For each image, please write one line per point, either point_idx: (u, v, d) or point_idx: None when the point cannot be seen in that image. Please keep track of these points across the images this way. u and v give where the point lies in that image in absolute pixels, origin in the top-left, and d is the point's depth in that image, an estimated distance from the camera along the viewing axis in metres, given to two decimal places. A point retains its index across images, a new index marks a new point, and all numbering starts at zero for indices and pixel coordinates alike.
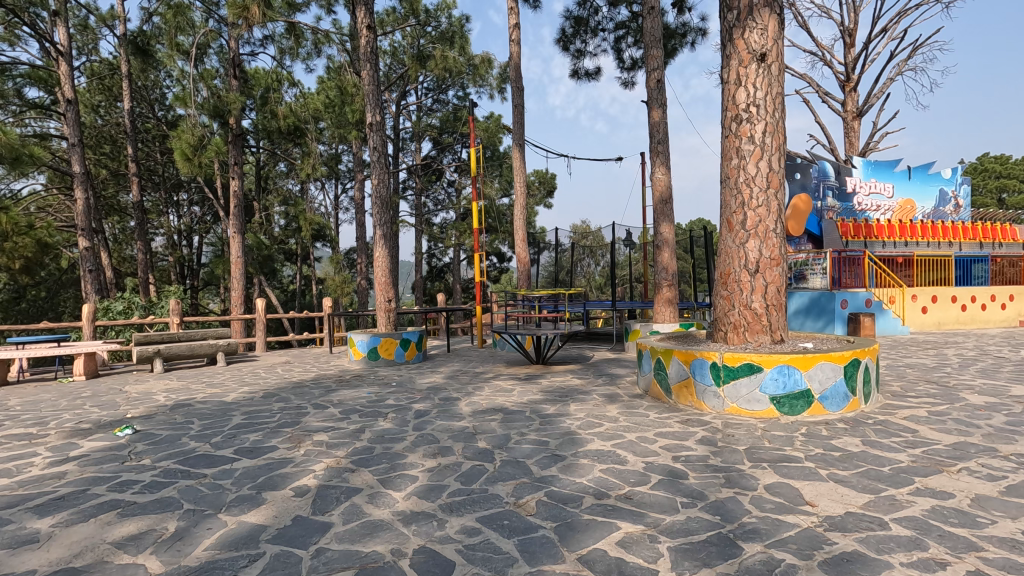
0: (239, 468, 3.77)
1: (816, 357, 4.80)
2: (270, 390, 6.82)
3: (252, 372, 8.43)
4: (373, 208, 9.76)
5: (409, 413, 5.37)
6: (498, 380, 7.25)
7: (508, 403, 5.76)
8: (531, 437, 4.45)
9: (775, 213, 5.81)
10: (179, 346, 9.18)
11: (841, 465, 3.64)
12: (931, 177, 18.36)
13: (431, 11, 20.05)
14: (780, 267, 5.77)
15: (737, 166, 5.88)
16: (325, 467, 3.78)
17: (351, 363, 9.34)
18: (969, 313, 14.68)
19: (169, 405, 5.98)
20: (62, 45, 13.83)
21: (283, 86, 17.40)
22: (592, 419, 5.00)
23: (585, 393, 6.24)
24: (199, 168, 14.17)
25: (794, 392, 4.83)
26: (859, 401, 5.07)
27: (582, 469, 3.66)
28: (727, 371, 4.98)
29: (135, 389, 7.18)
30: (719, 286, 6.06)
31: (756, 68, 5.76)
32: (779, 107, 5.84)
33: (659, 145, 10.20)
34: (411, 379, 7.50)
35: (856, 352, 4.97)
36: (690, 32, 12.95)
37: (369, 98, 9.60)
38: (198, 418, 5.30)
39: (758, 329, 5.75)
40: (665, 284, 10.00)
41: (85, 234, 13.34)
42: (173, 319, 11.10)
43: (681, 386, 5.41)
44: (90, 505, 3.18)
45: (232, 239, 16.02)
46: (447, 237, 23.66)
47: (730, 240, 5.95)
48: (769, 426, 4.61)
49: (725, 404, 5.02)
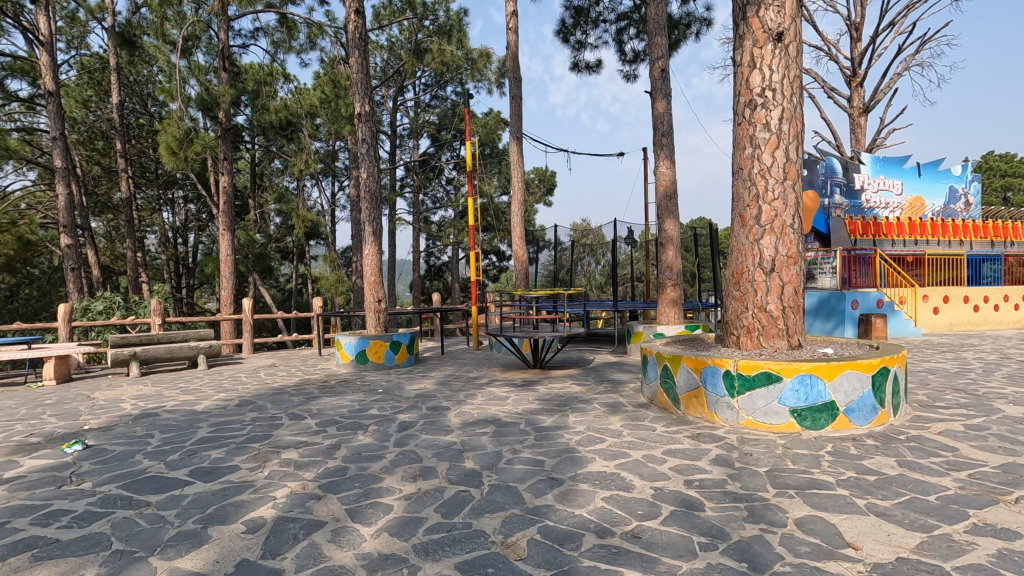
0: (189, 495, 3.30)
1: (841, 365, 4.32)
2: (246, 397, 6.34)
3: (232, 377, 7.96)
4: (363, 204, 9.28)
5: (391, 425, 4.89)
6: (493, 387, 6.76)
7: (502, 413, 5.29)
8: (525, 455, 3.96)
9: (792, 207, 5.33)
10: (156, 349, 8.69)
11: (880, 493, 3.16)
12: (941, 174, 17.92)
13: (429, 4, 19.59)
14: (798, 266, 5.30)
15: (751, 156, 5.40)
16: (288, 493, 3.32)
17: (339, 366, 8.84)
18: (982, 314, 14.19)
19: (133, 415, 5.50)
20: (45, 36, 13.37)
21: (275, 80, 16.95)
22: (593, 434, 4.51)
23: (585, 402, 5.75)
24: (185, 162, 13.63)
25: (817, 404, 4.35)
26: (888, 413, 4.59)
27: (581, 497, 3.18)
28: (743, 381, 4.51)
29: (103, 395, 6.71)
30: (731, 286, 5.58)
31: (772, 48, 5.28)
32: (798, 91, 5.37)
33: (663, 137, 9.70)
34: (399, 385, 7.03)
35: (884, 360, 4.50)
36: (695, 22, 12.49)
37: (358, 87, 9.09)
38: (160, 431, 4.82)
39: (774, 333, 5.28)
40: (670, 284, 9.50)
41: (67, 232, 12.83)
42: (155, 320, 10.61)
43: (690, 397, 4.94)
44: (3, 545, 2.70)
45: (222, 236, 15.51)
46: (445, 235, 23.15)
47: (743, 236, 5.47)
48: (790, 442, 4.14)
49: (740, 417, 4.55)
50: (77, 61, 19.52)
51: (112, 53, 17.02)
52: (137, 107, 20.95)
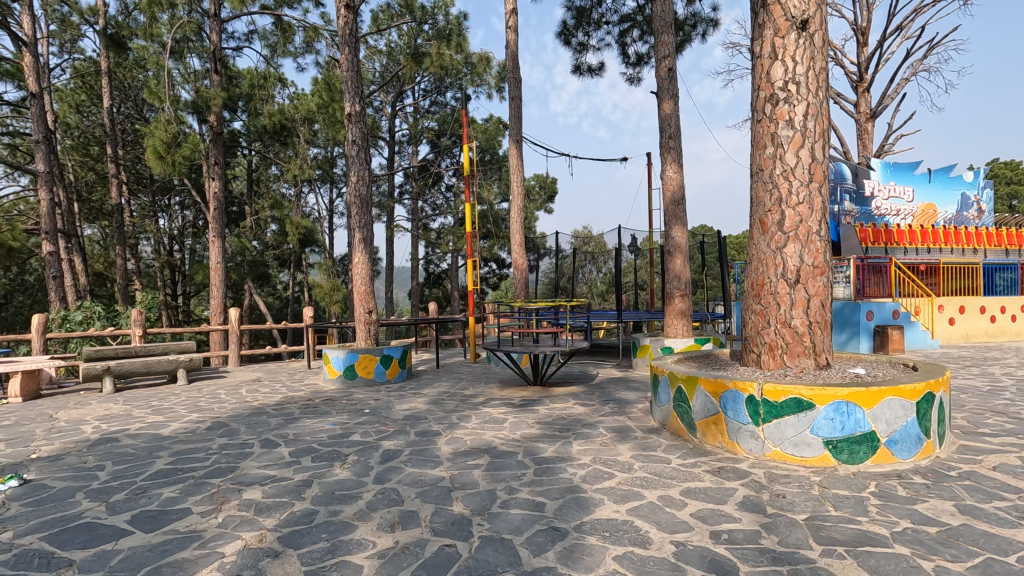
0: (121, 552, 2.77)
1: (882, 391, 3.80)
2: (219, 419, 5.81)
3: (210, 394, 7.42)
4: (351, 209, 8.80)
5: (373, 456, 4.35)
6: (489, 407, 6.23)
7: (498, 441, 4.75)
8: (524, 497, 3.43)
9: (818, 212, 4.83)
10: (132, 363, 8.15)
11: (948, 553, 2.62)
12: (952, 180, 17.46)
13: (428, 8, 19.24)
14: (825, 277, 4.79)
15: (773, 155, 4.91)
16: (239, 548, 2.79)
17: (326, 382, 8.29)
18: (999, 325, 13.65)
19: (90, 441, 4.97)
20: (29, 36, 12.92)
21: (271, 84, 16.52)
22: (600, 468, 3.98)
23: (590, 426, 5.22)
24: (173, 167, 13.15)
25: (854, 436, 3.83)
26: (934, 444, 4.06)
27: (590, 556, 2.66)
28: (769, 408, 4.00)
29: (67, 415, 6.19)
30: (751, 299, 5.07)
31: (796, 37, 4.81)
32: (824, 85, 4.89)
33: (670, 140, 9.25)
34: (387, 405, 6.47)
35: (930, 385, 3.97)
36: (701, 23, 12.04)
37: (348, 85, 8.59)
38: (114, 461, 4.30)
39: (799, 351, 4.77)
40: (678, 294, 8.97)
41: (48, 238, 12.33)
42: (136, 331, 10.10)
43: (708, 423, 4.41)
44: None
45: (213, 243, 14.95)
46: (444, 242, 22.67)
47: (764, 243, 4.97)
48: (826, 480, 3.62)
49: (766, 449, 4.03)
50: (70, 65, 19.18)
51: (104, 56, 16.58)
52: (132, 112, 20.58)
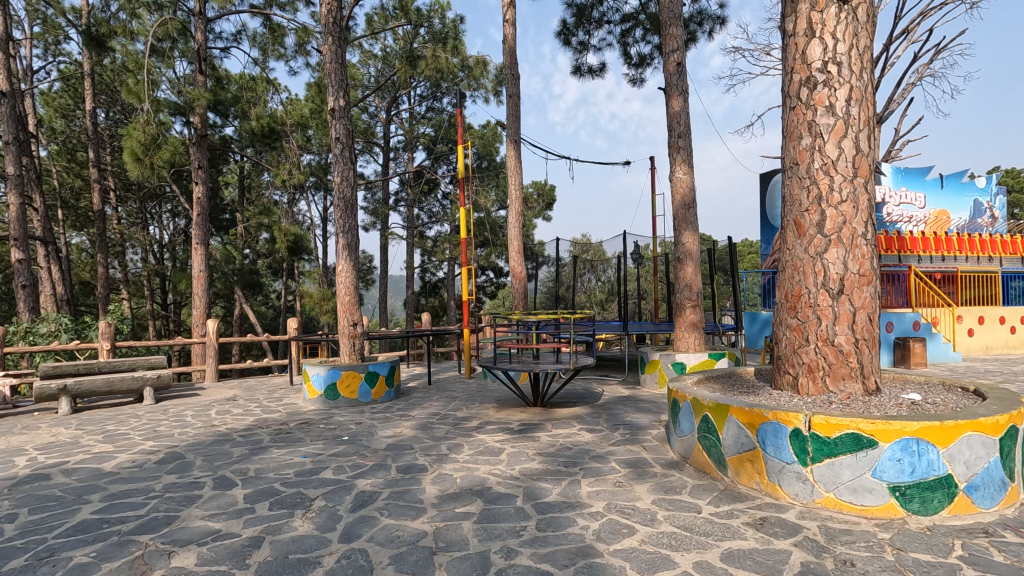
0: None
1: (958, 426, 3.13)
2: (175, 449, 5.09)
3: (174, 417, 6.68)
4: (336, 213, 8.11)
5: (343, 501, 3.64)
6: (485, 433, 5.53)
7: (494, 479, 4.05)
8: (524, 564, 2.73)
9: (864, 212, 4.17)
10: (92, 381, 7.40)
11: None
12: (964, 186, 16.88)
13: (424, 12, 18.69)
14: (872, 287, 4.13)
15: (811, 147, 4.26)
16: None
17: (306, 401, 7.57)
18: (1019, 336, 13.01)
19: (15, 479, 4.24)
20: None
21: (261, 89, 15.91)
22: (618, 519, 3.27)
23: (600, 459, 4.50)
24: (151, 170, 12.43)
25: (927, 480, 3.14)
26: (1018, 488, 3.38)
27: None
28: (820, 445, 3.31)
29: (5, 443, 5.44)
30: (785, 312, 4.40)
31: (837, 11, 4.18)
32: (868, 66, 4.25)
33: (679, 139, 8.58)
34: (369, 431, 5.74)
35: (1013, 417, 3.29)
36: (708, 19, 11.46)
37: (331, 78, 7.91)
38: (31, 509, 3.57)
39: (845, 374, 4.09)
40: (689, 305, 8.30)
41: (18, 245, 11.46)
42: (104, 344, 9.39)
43: (743, 460, 3.71)
44: None
45: (196, 250, 14.17)
46: (440, 250, 21.99)
47: (800, 248, 4.30)
48: (897, 538, 2.93)
49: (816, 494, 3.34)
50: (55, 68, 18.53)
51: (88, 56, 15.93)
52: (118, 117, 19.92)
